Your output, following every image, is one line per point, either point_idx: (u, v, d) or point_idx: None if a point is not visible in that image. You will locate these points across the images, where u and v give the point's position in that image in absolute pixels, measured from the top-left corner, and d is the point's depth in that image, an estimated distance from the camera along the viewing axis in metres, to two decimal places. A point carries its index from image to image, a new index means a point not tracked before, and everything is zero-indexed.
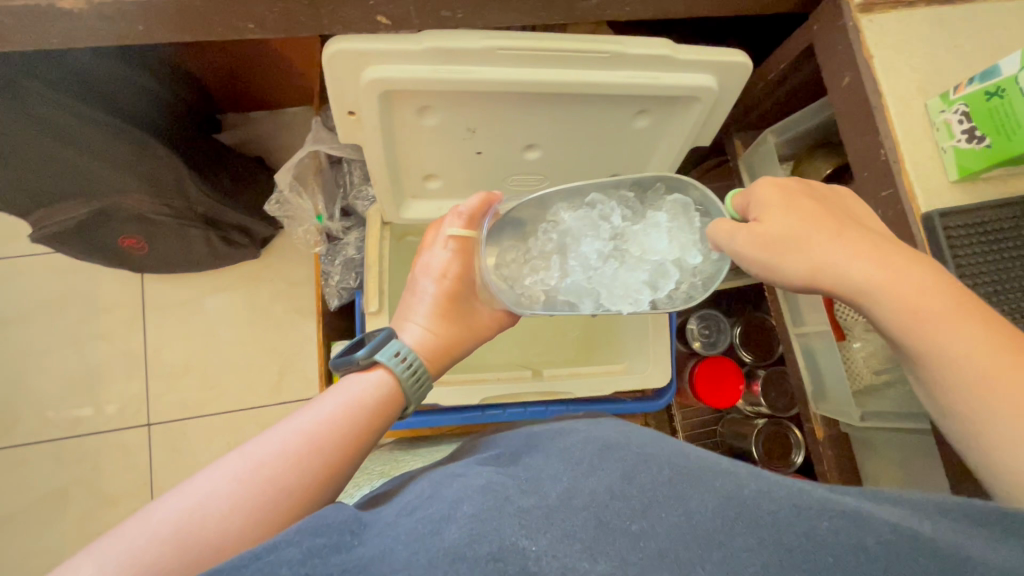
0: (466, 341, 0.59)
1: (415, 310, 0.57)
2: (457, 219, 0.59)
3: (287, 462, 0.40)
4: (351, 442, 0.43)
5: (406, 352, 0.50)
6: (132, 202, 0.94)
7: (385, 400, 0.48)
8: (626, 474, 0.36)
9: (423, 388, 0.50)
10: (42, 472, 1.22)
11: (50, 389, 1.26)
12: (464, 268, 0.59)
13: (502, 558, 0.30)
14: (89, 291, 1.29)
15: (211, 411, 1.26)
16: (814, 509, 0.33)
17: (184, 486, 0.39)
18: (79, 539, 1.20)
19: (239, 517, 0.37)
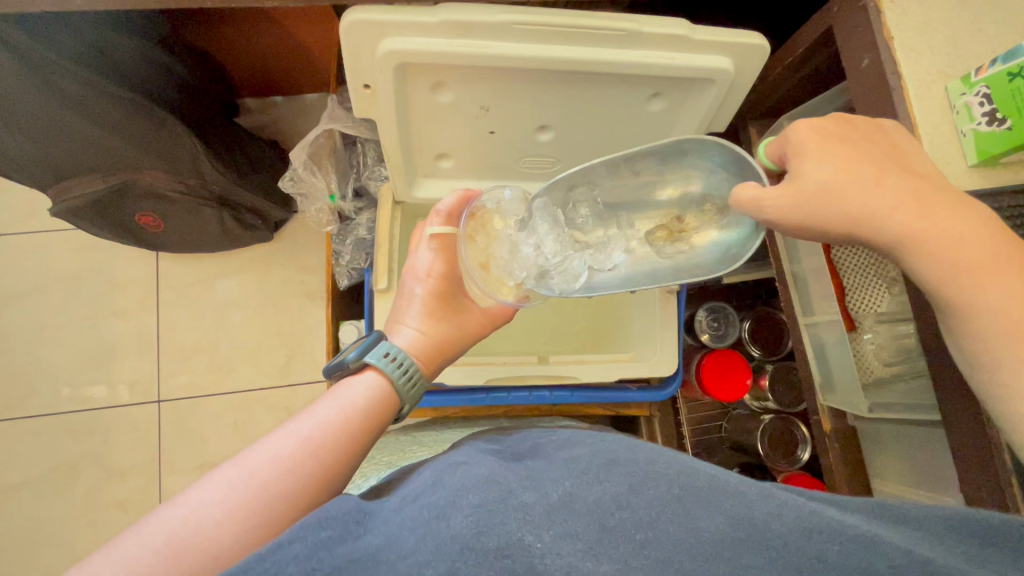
0: (461, 340, 0.58)
1: (406, 313, 0.57)
2: (438, 218, 0.59)
3: (279, 467, 0.39)
4: (353, 444, 0.43)
5: (394, 350, 0.50)
6: (148, 177, 0.96)
7: (378, 401, 0.47)
8: (634, 486, 0.34)
9: (417, 384, 0.50)
10: (53, 444, 1.25)
11: (63, 363, 1.28)
12: (449, 265, 0.59)
13: (510, 554, 0.28)
14: (105, 268, 1.31)
15: (219, 390, 1.28)
16: (825, 532, 0.32)
17: (181, 493, 0.37)
18: (86, 511, 1.22)
19: (232, 518, 0.36)
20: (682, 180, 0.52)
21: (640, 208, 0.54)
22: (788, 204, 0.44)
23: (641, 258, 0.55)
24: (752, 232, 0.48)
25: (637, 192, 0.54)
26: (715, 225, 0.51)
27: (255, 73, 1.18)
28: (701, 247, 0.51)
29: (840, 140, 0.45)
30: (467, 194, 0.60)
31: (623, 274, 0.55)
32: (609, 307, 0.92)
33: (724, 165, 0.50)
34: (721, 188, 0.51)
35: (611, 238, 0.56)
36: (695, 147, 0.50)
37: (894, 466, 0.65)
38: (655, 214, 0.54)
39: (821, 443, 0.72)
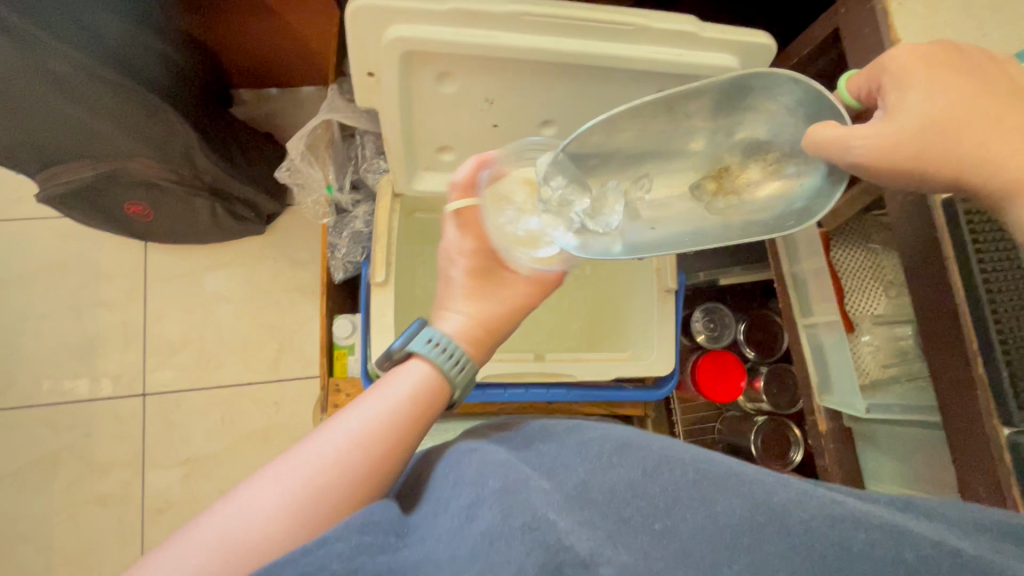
0: (507, 318, 0.56)
1: (451, 299, 0.56)
2: (457, 191, 0.57)
3: (327, 463, 0.38)
4: (403, 429, 0.42)
5: (437, 335, 0.49)
6: (137, 166, 0.93)
7: (425, 390, 0.46)
8: (648, 472, 0.35)
9: (464, 366, 0.49)
10: (33, 437, 1.21)
11: (46, 355, 1.25)
12: (481, 243, 0.57)
13: (537, 526, 0.30)
14: (91, 258, 1.28)
15: (207, 384, 1.26)
16: (850, 521, 0.32)
17: (228, 498, 0.36)
18: (66, 505, 1.19)
19: (281, 516, 0.35)
20: (742, 125, 0.47)
21: (684, 160, 0.49)
22: (886, 139, 0.41)
23: (680, 220, 0.50)
24: (827, 183, 0.44)
25: (681, 142, 0.49)
26: (784, 174, 0.46)
27: (251, 64, 1.17)
28: (763, 202, 0.47)
29: (947, 70, 0.43)
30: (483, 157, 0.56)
31: (666, 233, 0.50)
32: (605, 307, 0.92)
33: (795, 109, 0.45)
34: (786, 133, 0.46)
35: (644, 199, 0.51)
36: (766, 83, 0.44)
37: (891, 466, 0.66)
38: (698, 170, 0.49)
39: (817, 443, 0.71)
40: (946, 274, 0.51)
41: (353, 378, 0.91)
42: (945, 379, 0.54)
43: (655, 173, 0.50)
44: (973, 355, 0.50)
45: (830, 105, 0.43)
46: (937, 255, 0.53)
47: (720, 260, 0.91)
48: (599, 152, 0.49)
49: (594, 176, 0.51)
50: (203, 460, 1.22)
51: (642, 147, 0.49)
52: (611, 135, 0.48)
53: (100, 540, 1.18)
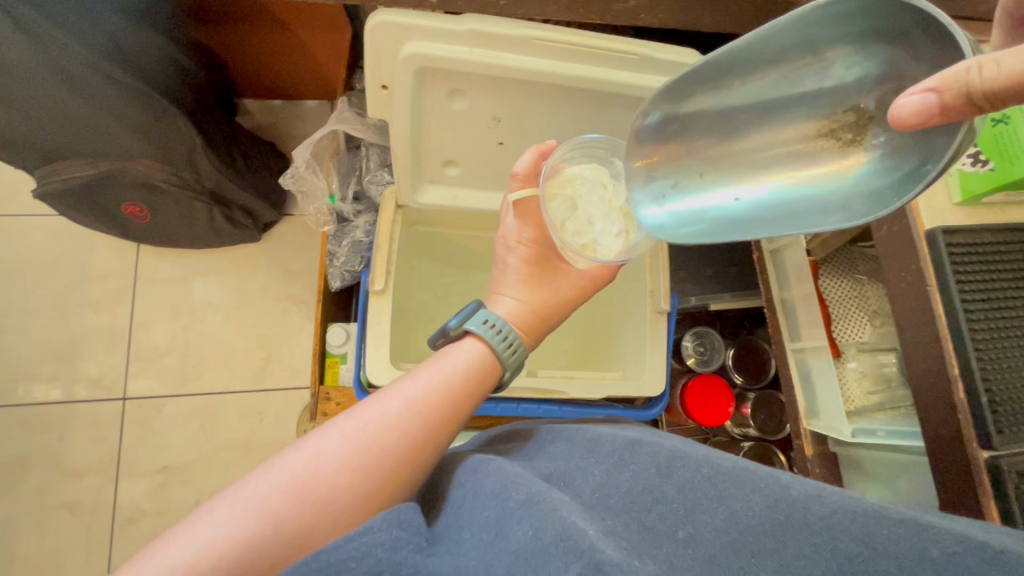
0: (558, 307, 0.58)
1: (505, 283, 0.58)
2: (519, 182, 0.58)
3: (389, 421, 0.40)
4: (460, 400, 0.45)
5: (493, 318, 0.52)
6: (139, 166, 0.94)
7: (477, 366, 0.48)
8: (664, 472, 0.38)
9: (517, 349, 0.51)
10: (6, 436, 1.18)
11: (26, 354, 1.22)
12: (539, 234, 0.59)
13: (570, 535, 0.30)
14: (83, 258, 1.27)
15: (190, 389, 1.24)
16: (873, 516, 0.32)
17: (297, 444, 0.38)
18: (33, 510, 1.15)
19: (346, 467, 0.37)
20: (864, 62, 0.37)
21: (779, 111, 0.42)
22: None
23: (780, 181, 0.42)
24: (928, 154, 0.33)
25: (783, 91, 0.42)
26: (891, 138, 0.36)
27: (259, 75, 1.19)
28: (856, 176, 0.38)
29: None
30: (545, 148, 0.58)
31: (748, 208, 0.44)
32: (598, 328, 0.94)
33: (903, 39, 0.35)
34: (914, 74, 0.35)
35: (735, 162, 0.45)
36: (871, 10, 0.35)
37: (873, 491, 0.67)
38: (806, 126, 0.41)
39: (803, 468, 0.74)
40: (929, 302, 0.54)
41: (344, 387, 0.91)
42: (925, 402, 0.56)
43: (749, 133, 0.44)
44: (953, 379, 0.52)
45: (956, 46, 0.32)
46: (918, 284, 0.55)
47: (711, 286, 0.93)
48: (678, 118, 0.48)
49: (676, 139, 0.48)
50: (180, 468, 1.20)
51: (731, 103, 0.45)
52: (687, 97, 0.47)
53: (66, 549, 1.14)
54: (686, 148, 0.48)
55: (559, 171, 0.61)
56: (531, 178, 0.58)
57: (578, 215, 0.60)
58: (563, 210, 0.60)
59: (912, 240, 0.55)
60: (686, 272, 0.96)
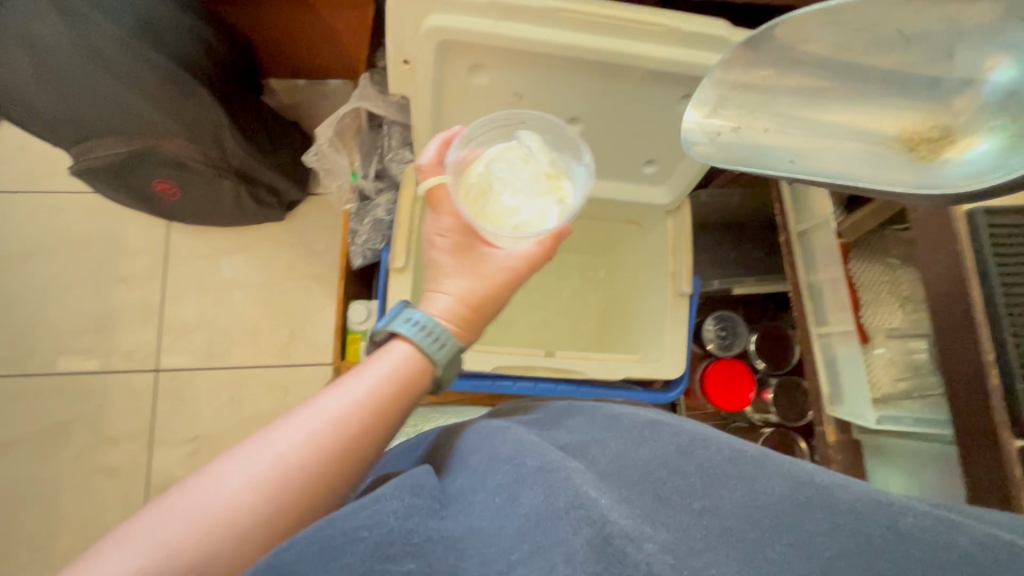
0: (497, 296, 0.52)
1: (438, 278, 0.52)
2: (424, 173, 0.56)
3: (306, 440, 0.36)
4: (388, 411, 0.41)
5: (419, 316, 0.46)
6: (169, 144, 0.96)
7: (403, 373, 0.43)
8: (683, 450, 0.38)
9: (445, 344, 0.45)
10: (48, 403, 1.24)
11: (65, 326, 1.28)
12: (461, 219, 0.54)
13: (585, 507, 0.31)
14: (117, 234, 1.32)
15: (218, 363, 1.28)
16: (897, 506, 0.32)
17: (205, 469, 0.35)
18: (74, 472, 1.22)
19: (260, 498, 0.34)
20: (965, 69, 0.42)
21: (879, 96, 0.46)
22: None
23: (856, 156, 0.46)
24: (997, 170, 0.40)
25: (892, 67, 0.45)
26: (966, 150, 0.43)
27: (284, 55, 1.20)
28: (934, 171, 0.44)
29: None
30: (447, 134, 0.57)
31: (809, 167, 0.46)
32: (617, 310, 0.94)
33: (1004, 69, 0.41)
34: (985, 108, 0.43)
35: (807, 124, 0.48)
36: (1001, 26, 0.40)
37: (897, 479, 0.66)
38: (899, 120, 0.46)
39: (825, 455, 0.72)
40: (967, 287, 0.52)
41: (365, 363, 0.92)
42: (955, 387, 0.54)
43: (832, 104, 0.47)
44: (988, 365, 0.50)
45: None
46: (956, 267, 0.53)
47: (734, 270, 0.92)
48: (776, 63, 0.47)
49: (759, 90, 0.48)
50: (210, 438, 1.24)
51: (828, 63, 0.46)
52: (797, 33, 0.44)
53: (104, 512, 1.20)
54: (766, 98, 0.48)
55: (468, 157, 0.61)
56: (439, 165, 0.56)
57: (494, 198, 0.59)
58: (476, 195, 0.59)
59: (950, 224, 0.53)
60: (708, 255, 0.94)
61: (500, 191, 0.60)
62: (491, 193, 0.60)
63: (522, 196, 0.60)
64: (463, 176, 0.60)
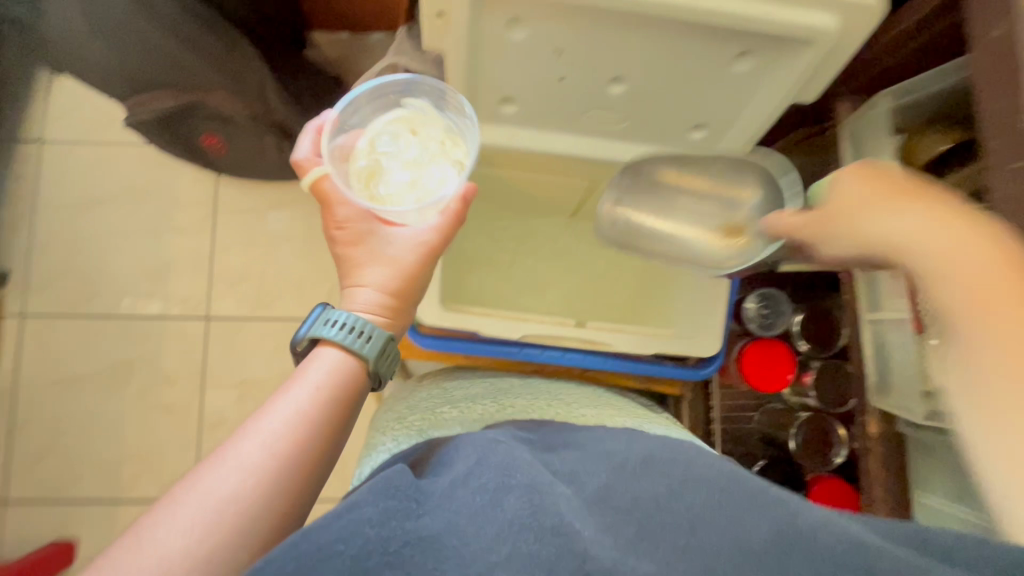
0: (406, 267, 0.55)
1: (352, 274, 0.54)
2: (308, 170, 0.57)
3: (253, 472, 0.40)
4: (323, 437, 0.44)
5: (338, 316, 0.50)
6: (216, 98, 0.97)
7: (337, 386, 0.47)
8: (671, 489, 0.41)
9: (373, 338, 0.49)
10: (112, 343, 1.34)
11: (124, 271, 1.35)
12: (356, 207, 0.55)
13: (564, 533, 0.35)
14: (171, 186, 1.37)
15: (264, 315, 1.34)
16: (873, 549, 0.35)
17: (160, 509, 0.38)
18: (137, 406, 1.32)
19: (194, 534, 0.37)
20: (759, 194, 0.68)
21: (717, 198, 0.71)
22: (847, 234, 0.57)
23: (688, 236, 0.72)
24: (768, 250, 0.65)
25: (720, 184, 0.71)
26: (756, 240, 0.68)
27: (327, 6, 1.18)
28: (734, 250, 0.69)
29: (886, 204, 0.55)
30: (315, 125, 0.60)
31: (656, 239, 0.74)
32: (653, 281, 0.91)
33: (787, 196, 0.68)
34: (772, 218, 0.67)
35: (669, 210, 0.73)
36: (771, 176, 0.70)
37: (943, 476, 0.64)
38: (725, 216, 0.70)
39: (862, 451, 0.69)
40: None
41: None
42: None
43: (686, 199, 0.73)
44: None
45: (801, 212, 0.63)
46: None
47: None
48: (656, 166, 0.74)
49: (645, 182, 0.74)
50: (257, 382, 1.32)
51: (685, 176, 0.74)
52: (654, 152, 0.76)
53: (163, 443, 1.31)
54: (641, 192, 0.75)
55: (350, 142, 0.62)
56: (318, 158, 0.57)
57: (388, 174, 0.60)
58: (369, 176, 0.59)
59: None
60: None
61: (394, 166, 0.61)
62: (384, 169, 0.60)
63: (413, 166, 0.61)
64: (353, 160, 0.60)
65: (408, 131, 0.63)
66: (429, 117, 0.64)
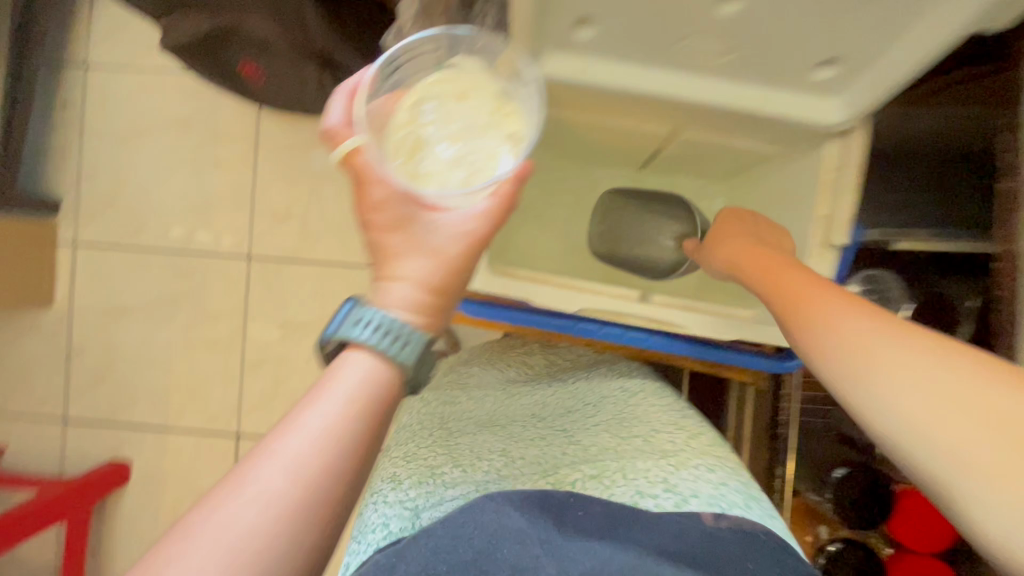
0: (452, 263, 0.46)
1: (387, 266, 0.46)
2: (341, 136, 0.48)
3: (270, 503, 0.38)
4: (349, 466, 0.40)
5: (371, 315, 0.43)
6: (253, 20, 0.88)
7: (372, 398, 0.42)
8: None
9: (410, 343, 0.43)
10: (157, 276, 1.33)
11: (169, 204, 1.32)
12: (393, 186, 0.46)
13: None
14: (213, 118, 1.30)
15: (304, 258, 1.29)
16: None
17: (186, 526, 0.38)
18: (182, 340, 1.33)
19: (214, 564, 0.36)
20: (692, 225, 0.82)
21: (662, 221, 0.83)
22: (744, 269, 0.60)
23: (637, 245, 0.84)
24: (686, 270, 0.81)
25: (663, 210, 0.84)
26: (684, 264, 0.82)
27: None
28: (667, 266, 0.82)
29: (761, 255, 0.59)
30: (350, 86, 0.49)
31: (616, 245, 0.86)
32: None
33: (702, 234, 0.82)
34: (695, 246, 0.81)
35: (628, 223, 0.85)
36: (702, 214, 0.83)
37: None
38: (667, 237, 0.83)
39: None
40: None
41: None
42: None
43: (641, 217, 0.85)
44: None
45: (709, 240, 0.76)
46: None
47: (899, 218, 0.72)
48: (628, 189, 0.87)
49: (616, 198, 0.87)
50: (298, 326, 1.31)
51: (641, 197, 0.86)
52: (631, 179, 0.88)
53: (208, 378, 1.33)
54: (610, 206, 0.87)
55: (389, 108, 0.52)
56: (349, 125, 0.48)
57: (433, 149, 0.51)
58: (409, 150, 0.51)
59: None
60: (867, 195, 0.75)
61: (438, 139, 0.52)
62: (428, 143, 0.51)
63: (461, 139, 0.52)
64: (391, 131, 0.51)
65: (455, 99, 0.54)
66: (479, 84, 0.55)
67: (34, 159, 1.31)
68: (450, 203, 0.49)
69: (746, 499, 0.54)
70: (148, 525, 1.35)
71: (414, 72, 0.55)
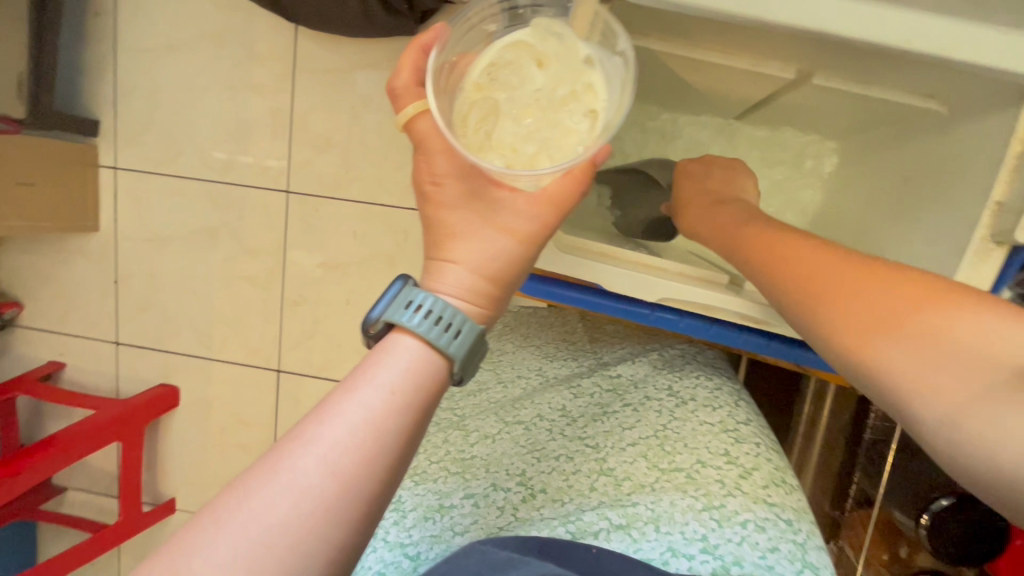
0: (511, 254, 0.44)
1: (444, 245, 0.44)
2: (405, 101, 0.46)
3: (306, 496, 0.34)
4: (391, 463, 0.37)
5: (422, 298, 0.41)
6: None
7: (418, 386, 0.39)
8: None
9: (461, 334, 0.40)
10: (195, 207, 1.28)
11: (205, 130, 1.24)
12: (456, 159, 0.44)
13: None
14: (248, 34, 1.18)
15: (343, 194, 1.21)
16: None
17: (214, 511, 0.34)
18: (222, 274, 1.30)
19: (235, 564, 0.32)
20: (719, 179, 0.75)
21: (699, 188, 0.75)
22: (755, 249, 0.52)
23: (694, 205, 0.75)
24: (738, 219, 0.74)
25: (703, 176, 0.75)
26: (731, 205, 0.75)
27: None
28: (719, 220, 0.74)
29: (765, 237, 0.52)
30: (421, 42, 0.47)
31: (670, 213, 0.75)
32: None
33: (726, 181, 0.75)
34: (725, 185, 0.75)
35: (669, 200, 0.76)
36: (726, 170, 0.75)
37: None
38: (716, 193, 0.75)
39: None
40: None
41: None
42: None
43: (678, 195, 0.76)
44: None
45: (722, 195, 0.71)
46: None
47: None
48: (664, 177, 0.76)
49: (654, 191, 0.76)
50: (337, 266, 1.25)
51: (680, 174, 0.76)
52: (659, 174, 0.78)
53: (248, 314, 1.31)
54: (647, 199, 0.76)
55: (462, 66, 0.47)
56: (417, 87, 0.46)
57: (503, 118, 0.47)
58: (479, 119, 0.47)
59: None
60: None
61: (511, 109, 0.47)
62: (499, 111, 0.47)
63: (536, 111, 0.47)
64: (460, 93, 0.47)
65: (534, 62, 0.48)
66: (563, 48, 0.49)
67: (68, 74, 1.23)
68: (517, 184, 0.45)
69: (797, 568, 0.52)
70: (197, 444, 1.41)
71: (495, 25, 0.49)
